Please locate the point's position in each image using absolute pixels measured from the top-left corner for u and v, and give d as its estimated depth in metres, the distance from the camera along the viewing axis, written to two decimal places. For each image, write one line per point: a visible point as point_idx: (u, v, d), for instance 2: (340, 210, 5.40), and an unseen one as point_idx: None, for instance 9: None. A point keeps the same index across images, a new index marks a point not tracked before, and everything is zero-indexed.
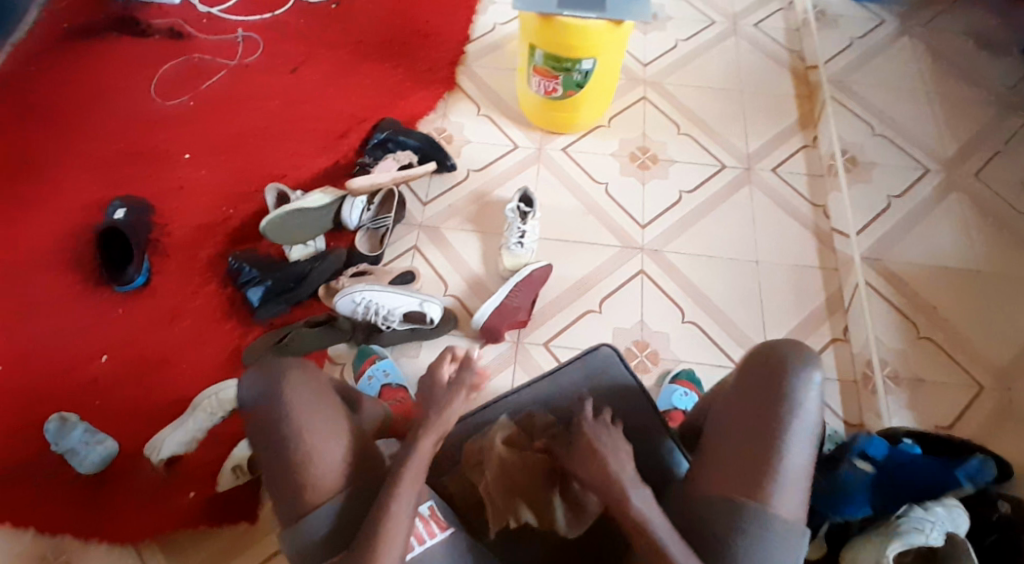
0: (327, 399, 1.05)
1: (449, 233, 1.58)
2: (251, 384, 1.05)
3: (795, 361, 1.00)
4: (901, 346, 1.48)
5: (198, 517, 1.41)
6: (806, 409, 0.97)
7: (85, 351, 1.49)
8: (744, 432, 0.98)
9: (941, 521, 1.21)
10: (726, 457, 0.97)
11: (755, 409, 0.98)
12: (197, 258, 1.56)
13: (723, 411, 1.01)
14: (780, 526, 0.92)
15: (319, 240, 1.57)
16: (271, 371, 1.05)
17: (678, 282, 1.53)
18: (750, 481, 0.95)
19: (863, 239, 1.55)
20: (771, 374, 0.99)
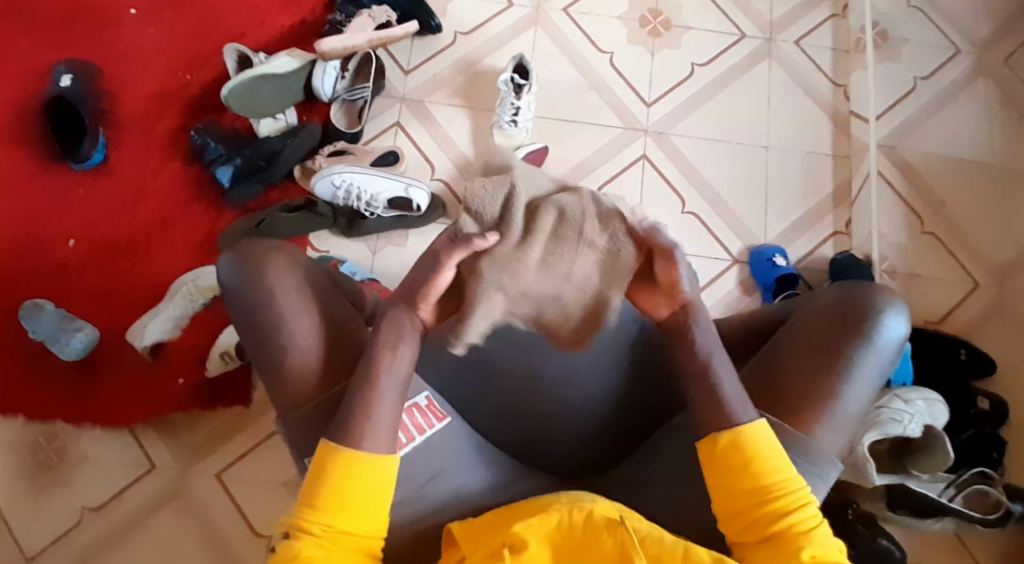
0: (312, 287, 1.00)
1: (433, 107, 1.47)
2: (229, 267, 1.00)
3: (885, 305, 0.98)
4: (904, 240, 1.42)
5: (189, 401, 1.34)
6: (879, 352, 0.97)
7: (50, 233, 1.39)
8: (814, 358, 0.97)
9: (918, 414, 1.23)
10: (785, 378, 0.98)
11: (828, 345, 0.97)
12: (157, 131, 1.43)
13: (794, 333, 0.99)
14: (815, 455, 0.94)
15: (290, 113, 1.44)
16: (249, 252, 1.00)
17: (681, 168, 1.44)
18: (798, 411, 0.95)
19: (883, 123, 1.44)
20: (858, 313, 0.97)
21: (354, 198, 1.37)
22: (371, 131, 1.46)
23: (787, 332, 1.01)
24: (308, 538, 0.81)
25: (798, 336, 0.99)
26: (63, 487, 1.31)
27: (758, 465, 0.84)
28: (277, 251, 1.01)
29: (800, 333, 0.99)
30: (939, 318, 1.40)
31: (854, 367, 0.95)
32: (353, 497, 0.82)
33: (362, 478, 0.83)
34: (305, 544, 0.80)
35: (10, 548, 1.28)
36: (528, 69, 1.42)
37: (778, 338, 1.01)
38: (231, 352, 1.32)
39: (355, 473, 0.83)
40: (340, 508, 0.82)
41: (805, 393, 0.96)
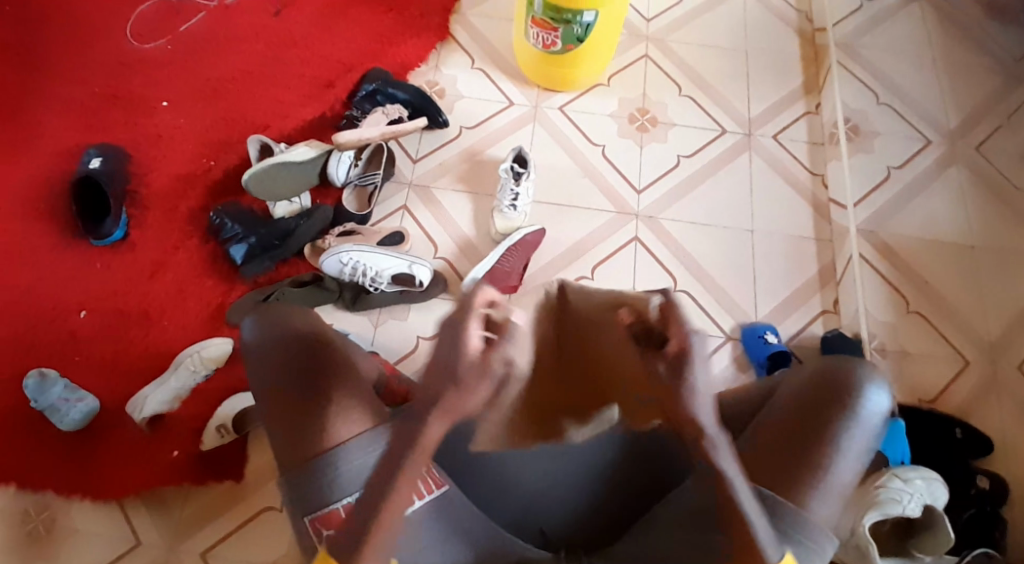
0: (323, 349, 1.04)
1: (439, 193, 1.56)
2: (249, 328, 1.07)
3: (869, 378, 1.00)
4: (891, 320, 1.46)
5: (183, 473, 1.34)
6: (865, 425, 0.97)
7: (64, 304, 1.44)
8: (802, 430, 0.97)
9: (918, 493, 1.21)
10: (771, 449, 0.97)
11: (813, 417, 0.98)
12: (177, 211, 1.51)
13: (778, 406, 1.01)
14: (810, 528, 0.92)
15: (305, 197, 1.53)
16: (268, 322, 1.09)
17: (672, 249, 1.51)
18: (789, 482, 0.95)
19: (862, 210, 1.52)
20: (844, 385, 0.99)
21: (358, 274, 1.42)
22: (379, 214, 1.55)
23: (774, 406, 1.01)
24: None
25: (785, 410, 1.00)
26: (50, 561, 1.29)
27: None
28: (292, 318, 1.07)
29: (787, 407, 1.00)
30: (933, 396, 1.41)
31: (839, 442, 0.96)
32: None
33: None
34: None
35: None
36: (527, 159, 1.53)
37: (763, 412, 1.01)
38: (228, 425, 1.33)
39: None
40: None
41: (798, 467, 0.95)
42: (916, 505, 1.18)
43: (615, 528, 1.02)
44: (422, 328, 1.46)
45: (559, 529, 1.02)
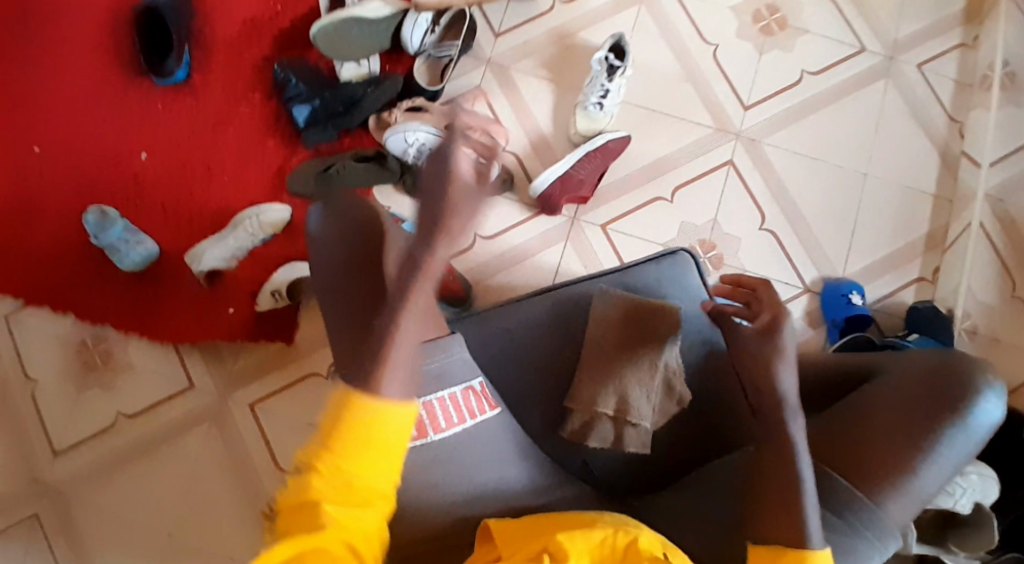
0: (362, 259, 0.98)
1: (519, 76, 1.42)
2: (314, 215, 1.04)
3: (986, 380, 0.94)
4: (992, 301, 1.26)
5: (237, 332, 1.34)
6: (970, 433, 0.92)
7: (126, 143, 1.41)
8: (901, 425, 0.92)
9: (971, 487, 1.05)
10: (861, 439, 0.93)
11: (914, 413, 0.93)
12: (242, 59, 1.42)
13: (881, 394, 0.95)
14: (882, 529, 0.90)
15: (374, 61, 1.39)
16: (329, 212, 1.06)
17: (768, 181, 1.35)
18: (873, 476, 0.91)
19: (997, 171, 1.28)
20: (953, 384, 0.93)
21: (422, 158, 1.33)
22: (451, 93, 1.42)
23: (878, 391, 0.96)
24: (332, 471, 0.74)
25: (890, 399, 0.95)
26: (104, 391, 1.34)
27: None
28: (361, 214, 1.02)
29: (892, 396, 0.95)
30: None
31: (940, 445, 0.91)
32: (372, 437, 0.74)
33: (384, 421, 0.74)
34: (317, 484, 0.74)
35: (43, 442, 1.34)
36: (625, 50, 1.34)
37: (866, 392, 0.97)
38: (282, 291, 1.30)
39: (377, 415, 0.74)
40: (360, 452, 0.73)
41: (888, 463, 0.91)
42: (968, 502, 1.05)
43: (668, 474, 1.03)
44: (481, 225, 1.36)
45: (605, 463, 1.03)
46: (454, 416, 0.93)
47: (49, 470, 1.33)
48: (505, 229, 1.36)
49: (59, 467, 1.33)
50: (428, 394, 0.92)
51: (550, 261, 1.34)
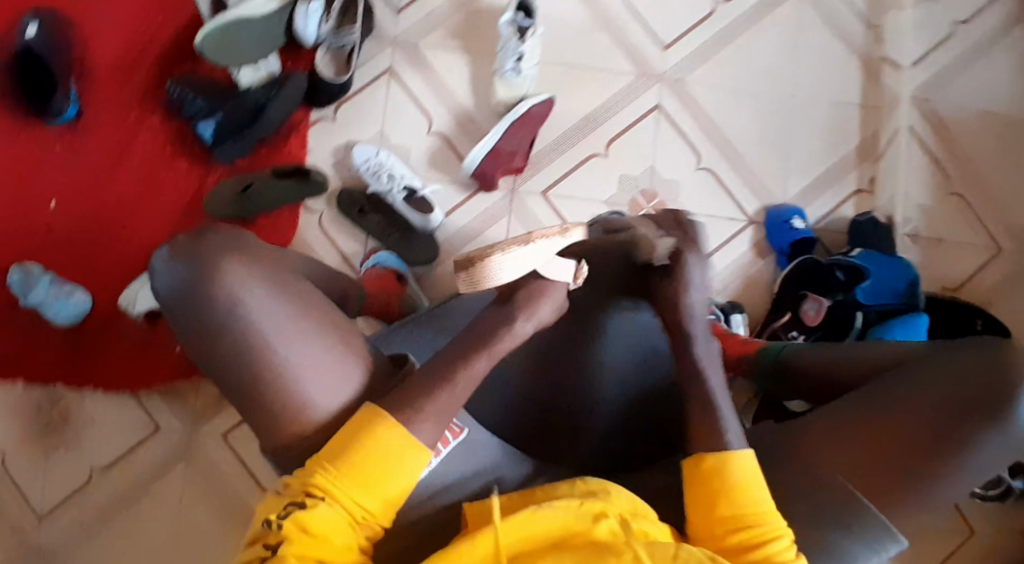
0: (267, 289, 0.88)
1: (429, 51, 1.35)
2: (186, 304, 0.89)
3: None
4: (928, 202, 1.30)
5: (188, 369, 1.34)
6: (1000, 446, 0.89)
7: (33, 193, 1.33)
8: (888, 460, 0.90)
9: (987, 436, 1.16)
10: (882, 440, 0.91)
11: (923, 425, 0.90)
12: (133, 81, 1.34)
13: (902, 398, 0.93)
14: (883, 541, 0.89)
15: (273, 61, 1.33)
16: (259, 271, 0.88)
17: (697, 119, 1.33)
18: (868, 467, 0.91)
19: (919, 72, 1.33)
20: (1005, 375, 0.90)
21: (381, 176, 1.30)
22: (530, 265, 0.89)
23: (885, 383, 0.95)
24: (334, 502, 0.82)
25: (939, 371, 0.93)
26: (71, 449, 1.32)
27: (734, 490, 0.85)
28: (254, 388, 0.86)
29: (911, 393, 0.92)
30: (958, 284, 1.28)
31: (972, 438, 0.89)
32: (386, 472, 0.84)
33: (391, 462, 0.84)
34: (322, 508, 0.81)
35: (25, 508, 1.30)
36: (534, 11, 1.30)
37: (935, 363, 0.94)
38: None
39: (392, 440, 0.84)
40: (367, 477, 0.83)
41: (905, 479, 0.89)
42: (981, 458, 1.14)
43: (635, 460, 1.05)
44: (442, 203, 1.32)
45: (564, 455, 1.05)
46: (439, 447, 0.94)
47: (37, 533, 1.29)
48: (455, 207, 1.32)
49: (49, 528, 1.30)
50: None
51: (497, 237, 1.31)
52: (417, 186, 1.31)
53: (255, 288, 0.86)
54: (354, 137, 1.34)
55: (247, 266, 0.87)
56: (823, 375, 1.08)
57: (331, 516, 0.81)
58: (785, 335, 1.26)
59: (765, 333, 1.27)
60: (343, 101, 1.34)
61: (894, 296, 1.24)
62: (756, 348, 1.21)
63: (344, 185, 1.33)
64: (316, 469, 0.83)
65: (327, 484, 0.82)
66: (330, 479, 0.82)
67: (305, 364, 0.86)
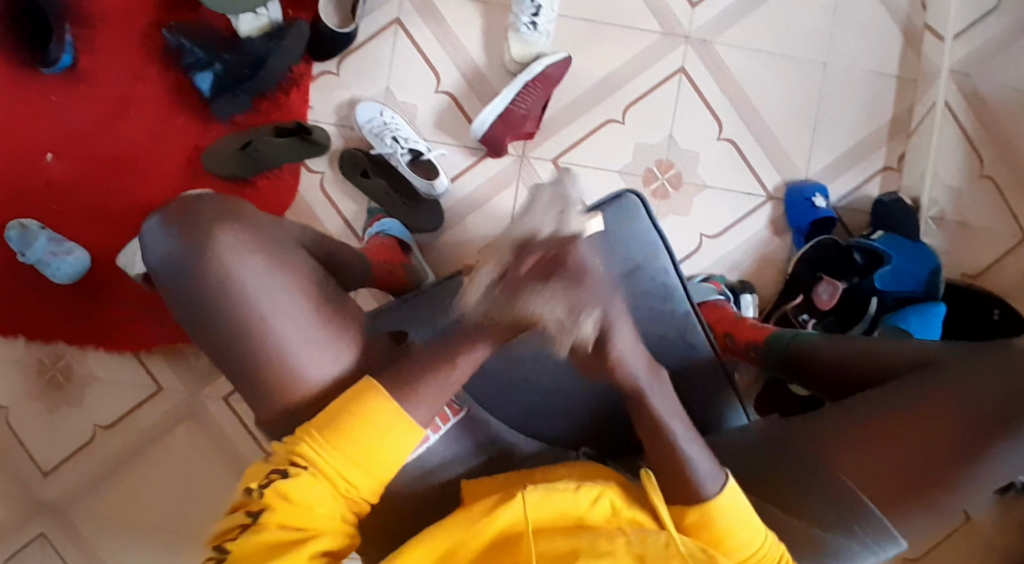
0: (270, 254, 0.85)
1: (442, 4, 1.25)
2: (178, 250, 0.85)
3: None
4: (958, 185, 1.24)
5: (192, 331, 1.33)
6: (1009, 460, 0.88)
7: (27, 144, 1.27)
8: (898, 471, 0.90)
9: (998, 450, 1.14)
10: (889, 441, 0.90)
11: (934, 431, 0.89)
12: (129, 26, 1.26)
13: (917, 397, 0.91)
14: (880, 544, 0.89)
15: (274, 8, 1.23)
16: (253, 242, 0.85)
17: (723, 85, 1.25)
18: (877, 474, 0.90)
19: (960, 45, 1.22)
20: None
21: (386, 136, 1.23)
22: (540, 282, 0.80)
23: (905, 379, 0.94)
24: (321, 472, 0.83)
25: (958, 376, 0.91)
26: (74, 407, 1.34)
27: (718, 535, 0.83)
28: (256, 373, 0.85)
29: (928, 395, 0.91)
30: (979, 272, 1.24)
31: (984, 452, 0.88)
32: (376, 451, 0.84)
33: (375, 423, 0.84)
34: (307, 478, 0.82)
35: (30, 464, 1.33)
36: None
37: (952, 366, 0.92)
38: None
39: (383, 416, 0.84)
40: (353, 448, 0.83)
41: (920, 488, 0.89)
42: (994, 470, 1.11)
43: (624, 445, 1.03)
44: (449, 168, 1.27)
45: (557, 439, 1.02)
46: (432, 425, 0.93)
47: (43, 489, 1.33)
48: (463, 172, 1.27)
49: (54, 483, 1.33)
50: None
51: (505, 206, 1.27)
52: (423, 150, 1.24)
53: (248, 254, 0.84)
54: (358, 94, 1.26)
55: (243, 237, 0.84)
56: (834, 372, 1.04)
57: (317, 488, 0.82)
58: (796, 317, 1.23)
59: (774, 315, 1.25)
60: (348, 54, 1.26)
61: (912, 283, 1.19)
62: (767, 335, 1.15)
63: (348, 145, 1.27)
64: (303, 435, 0.84)
65: (312, 451, 0.83)
66: (319, 452, 0.83)
67: (294, 332, 0.85)
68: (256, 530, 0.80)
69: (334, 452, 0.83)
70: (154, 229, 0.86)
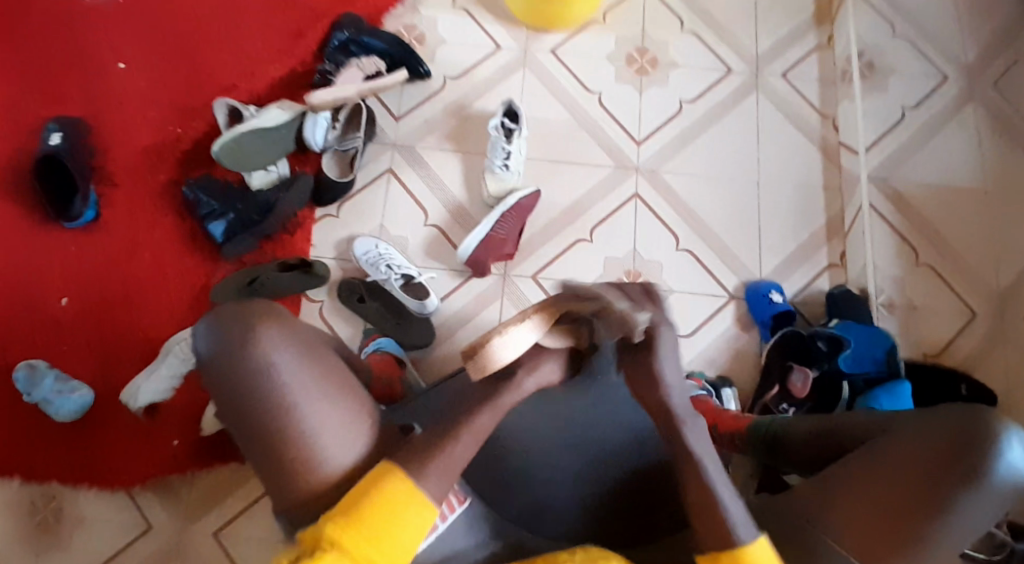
0: (312, 357, 0.89)
1: (426, 153, 1.45)
2: (207, 343, 0.88)
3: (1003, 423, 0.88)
4: (898, 274, 1.40)
5: (188, 461, 1.35)
6: (977, 510, 0.86)
7: (46, 291, 1.38)
8: (866, 537, 0.88)
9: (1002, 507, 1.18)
10: (856, 505, 0.90)
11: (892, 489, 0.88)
12: (149, 183, 1.43)
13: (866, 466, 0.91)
14: None
15: (282, 164, 1.42)
16: (293, 337, 0.89)
17: (673, 204, 1.43)
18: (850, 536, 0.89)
19: (873, 155, 1.45)
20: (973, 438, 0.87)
21: (381, 265, 1.37)
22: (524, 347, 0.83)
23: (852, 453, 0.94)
24: (344, 554, 0.77)
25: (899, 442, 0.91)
26: (61, 550, 1.31)
27: None
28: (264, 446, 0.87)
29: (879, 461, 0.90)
30: (938, 351, 1.36)
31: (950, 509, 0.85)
32: (399, 527, 0.80)
33: (398, 506, 0.80)
34: (330, 558, 0.76)
35: None
36: (519, 114, 1.40)
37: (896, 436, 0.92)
38: None
39: (402, 492, 0.81)
40: (374, 531, 0.79)
41: (896, 545, 0.87)
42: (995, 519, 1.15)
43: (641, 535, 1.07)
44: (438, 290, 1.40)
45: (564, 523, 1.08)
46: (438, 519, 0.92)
47: None
48: (451, 292, 1.40)
49: None
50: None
51: (492, 320, 1.38)
52: (414, 274, 1.38)
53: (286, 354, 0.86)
54: (355, 231, 1.42)
55: (284, 338, 0.87)
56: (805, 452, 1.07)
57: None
58: (776, 407, 1.29)
59: (757, 406, 1.31)
60: (346, 200, 1.44)
61: (873, 363, 1.29)
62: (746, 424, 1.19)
63: (346, 276, 1.41)
64: (324, 520, 0.79)
65: (336, 537, 0.78)
66: (343, 532, 0.78)
67: (322, 427, 0.86)
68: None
69: (358, 533, 0.78)
70: (203, 328, 0.90)
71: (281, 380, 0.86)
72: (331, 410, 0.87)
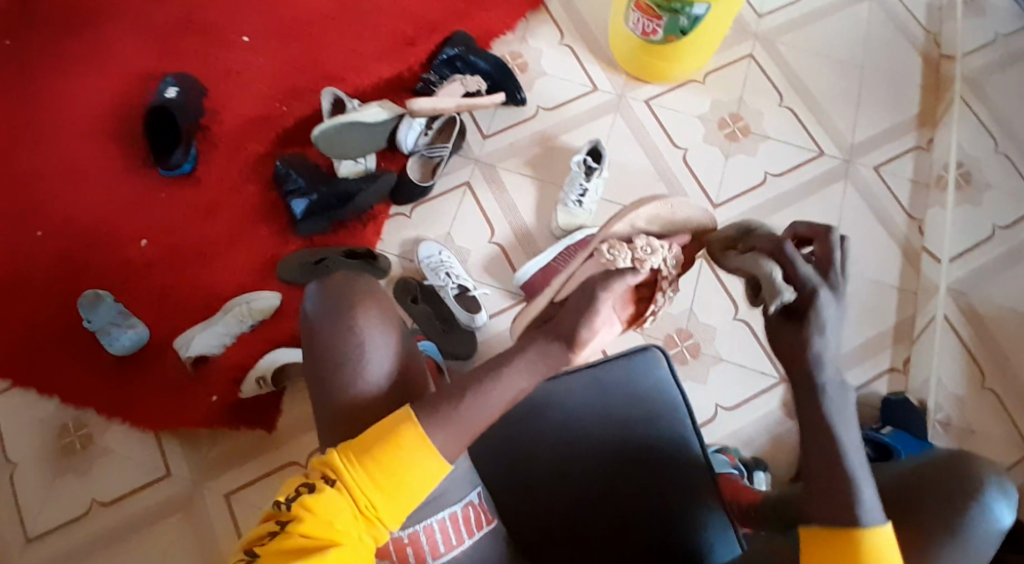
0: (392, 327, 1.01)
1: (505, 174, 1.49)
2: (313, 299, 1.02)
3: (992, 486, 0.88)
4: (961, 393, 1.34)
5: (218, 419, 1.38)
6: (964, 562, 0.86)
7: (128, 231, 1.46)
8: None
9: None
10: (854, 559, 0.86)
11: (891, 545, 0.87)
12: (246, 151, 1.50)
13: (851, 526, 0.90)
14: None
15: (371, 159, 1.47)
16: (383, 311, 1.01)
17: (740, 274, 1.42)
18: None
19: (956, 267, 1.40)
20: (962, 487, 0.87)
21: (440, 271, 1.40)
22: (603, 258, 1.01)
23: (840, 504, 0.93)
24: (346, 487, 0.84)
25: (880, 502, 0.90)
26: (80, 476, 1.36)
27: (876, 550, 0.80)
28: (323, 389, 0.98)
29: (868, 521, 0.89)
30: None
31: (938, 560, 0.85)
32: (403, 472, 0.85)
33: (404, 452, 0.85)
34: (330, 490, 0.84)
35: (18, 528, 1.33)
36: (603, 154, 1.41)
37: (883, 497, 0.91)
38: (267, 378, 1.36)
39: (410, 439, 0.85)
40: (378, 467, 0.85)
41: None
42: None
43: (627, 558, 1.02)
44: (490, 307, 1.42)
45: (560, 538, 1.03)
46: (454, 539, 0.96)
47: (22, 553, 1.32)
48: (501, 311, 1.42)
49: (35, 552, 1.32)
50: (429, 517, 0.96)
51: None
52: (470, 286, 1.40)
53: (370, 315, 0.99)
54: (423, 235, 1.46)
55: (382, 312, 1.00)
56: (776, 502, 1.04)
57: (339, 501, 0.83)
58: None
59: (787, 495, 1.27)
60: (420, 203, 1.48)
61: None
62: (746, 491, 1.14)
63: (405, 274, 1.44)
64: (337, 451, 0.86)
65: (343, 468, 0.85)
66: (348, 464, 0.85)
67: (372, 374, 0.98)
68: (281, 537, 0.82)
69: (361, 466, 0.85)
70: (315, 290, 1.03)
71: (359, 339, 0.98)
72: (386, 366, 0.98)
